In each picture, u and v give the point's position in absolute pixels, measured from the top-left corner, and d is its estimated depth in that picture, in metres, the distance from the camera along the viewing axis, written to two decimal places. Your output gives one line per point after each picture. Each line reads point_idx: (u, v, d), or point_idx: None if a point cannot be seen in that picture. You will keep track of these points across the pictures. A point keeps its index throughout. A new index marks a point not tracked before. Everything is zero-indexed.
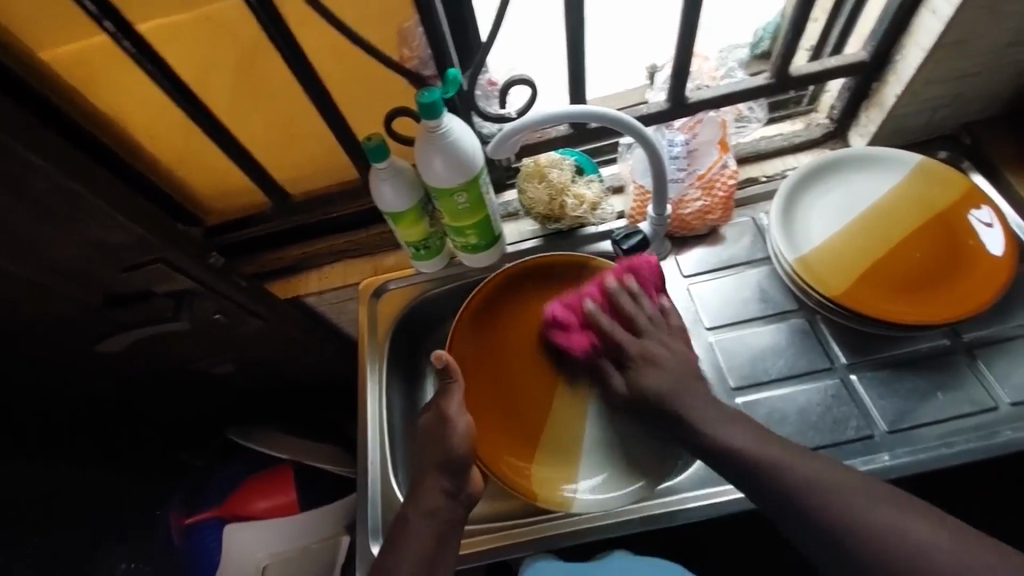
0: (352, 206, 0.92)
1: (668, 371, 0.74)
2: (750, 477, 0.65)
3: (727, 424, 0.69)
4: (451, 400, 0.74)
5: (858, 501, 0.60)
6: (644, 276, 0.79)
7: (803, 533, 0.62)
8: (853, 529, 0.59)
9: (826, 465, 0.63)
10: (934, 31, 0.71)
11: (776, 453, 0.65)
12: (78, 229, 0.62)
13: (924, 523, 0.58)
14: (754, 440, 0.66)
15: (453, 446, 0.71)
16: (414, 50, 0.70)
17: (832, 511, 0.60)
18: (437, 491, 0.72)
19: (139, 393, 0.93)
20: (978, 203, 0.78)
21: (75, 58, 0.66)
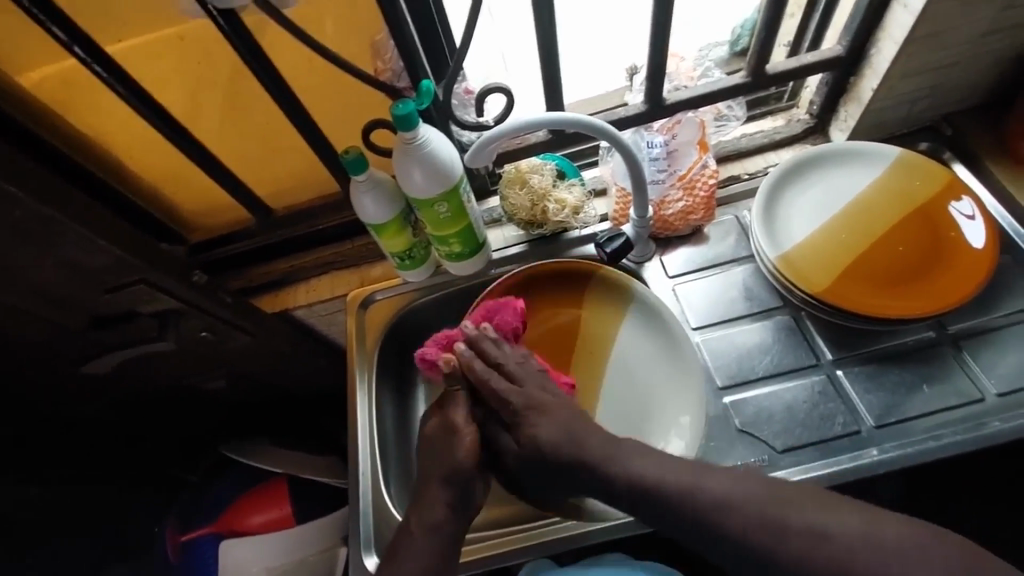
0: (336, 219, 0.91)
1: (559, 421, 0.68)
2: (664, 508, 0.62)
3: (629, 457, 0.65)
4: (460, 408, 0.71)
5: (777, 509, 0.59)
6: (507, 320, 0.75)
7: (731, 554, 0.60)
8: (777, 534, 0.57)
9: (741, 481, 0.61)
10: (906, 25, 0.71)
11: (685, 476, 0.62)
12: (58, 253, 0.63)
13: (848, 518, 0.57)
14: (664, 468, 0.63)
15: (459, 458, 0.68)
16: (387, 62, 0.70)
17: (754, 522, 0.58)
18: (441, 504, 0.68)
19: (130, 412, 0.93)
20: (959, 195, 0.78)
21: (55, 80, 0.71)
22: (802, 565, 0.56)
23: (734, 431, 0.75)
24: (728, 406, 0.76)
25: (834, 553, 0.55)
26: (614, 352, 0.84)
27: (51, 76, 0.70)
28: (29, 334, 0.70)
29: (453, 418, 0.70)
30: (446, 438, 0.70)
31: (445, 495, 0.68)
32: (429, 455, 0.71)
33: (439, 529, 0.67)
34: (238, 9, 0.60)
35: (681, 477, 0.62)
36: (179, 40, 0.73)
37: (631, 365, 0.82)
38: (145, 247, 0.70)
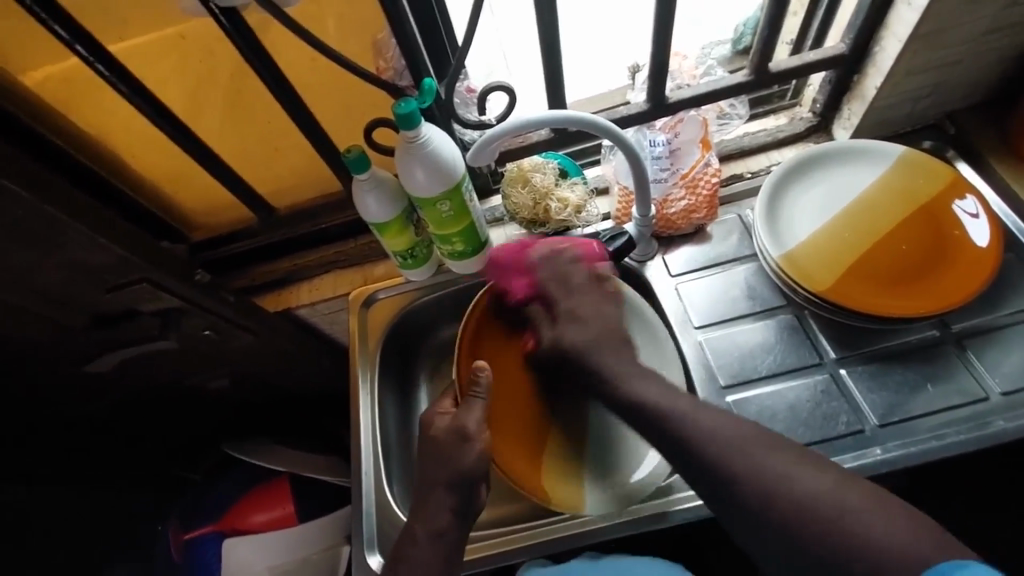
0: (339, 218, 0.92)
1: (590, 329, 0.72)
2: (652, 424, 0.63)
3: (637, 377, 0.67)
4: (471, 416, 0.72)
5: (756, 454, 0.58)
6: (588, 253, 0.77)
7: (702, 486, 0.60)
8: (746, 481, 0.57)
9: (728, 419, 0.61)
10: (909, 22, 0.71)
11: (676, 404, 0.63)
12: (60, 252, 0.63)
13: (821, 475, 0.55)
14: (663, 394, 0.65)
15: (466, 462, 0.70)
16: (389, 61, 0.71)
17: (728, 462, 0.58)
18: (444, 511, 0.70)
19: (133, 411, 0.94)
20: (963, 193, 0.78)
21: (57, 80, 0.69)
22: (765, 512, 0.55)
23: None
24: (731, 404, 0.76)
25: (797, 507, 0.54)
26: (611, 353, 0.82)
27: (54, 76, 0.68)
28: (32, 333, 0.70)
29: (465, 422, 0.72)
30: (455, 445, 0.71)
31: (445, 499, 0.70)
32: (429, 463, 0.72)
33: (439, 535, 0.69)
34: (240, 7, 0.61)
35: (674, 404, 0.63)
36: (181, 40, 0.70)
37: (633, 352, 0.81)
38: (146, 246, 0.70)
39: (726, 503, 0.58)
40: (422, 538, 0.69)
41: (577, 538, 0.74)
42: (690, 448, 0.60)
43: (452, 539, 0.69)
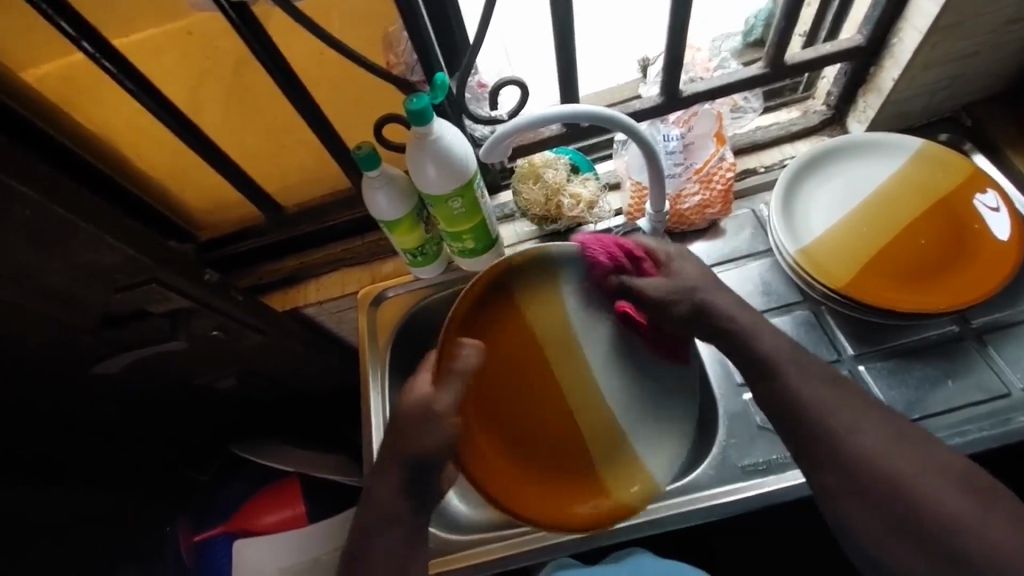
0: (346, 215, 0.91)
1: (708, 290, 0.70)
2: (764, 377, 0.64)
3: (765, 331, 0.67)
4: (443, 395, 0.69)
5: (863, 424, 0.60)
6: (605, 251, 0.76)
7: (797, 439, 0.62)
8: (841, 446, 0.59)
9: (870, 413, 0.61)
10: (930, 13, 0.69)
11: (784, 351, 0.65)
12: (70, 253, 0.62)
13: (918, 450, 0.58)
14: (782, 345, 0.66)
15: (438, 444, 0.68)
16: (400, 56, 0.70)
17: (830, 421, 0.60)
18: (401, 492, 0.68)
19: (140, 412, 0.93)
20: (983, 186, 0.77)
21: (57, 77, 0.67)
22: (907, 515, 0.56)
23: (754, 428, 0.75)
24: (749, 402, 0.76)
25: (890, 478, 0.57)
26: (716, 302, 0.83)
27: (55, 73, 0.66)
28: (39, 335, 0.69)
29: (436, 403, 0.68)
30: (422, 422, 0.68)
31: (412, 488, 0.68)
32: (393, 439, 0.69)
33: (397, 520, 0.67)
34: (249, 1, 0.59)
35: (792, 357, 0.65)
36: (187, 35, 0.68)
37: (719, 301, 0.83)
38: (154, 245, 0.69)
39: (812, 457, 0.61)
40: (381, 518, 0.67)
41: (553, 548, 0.73)
42: (794, 410, 0.62)
43: (408, 523, 0.68)
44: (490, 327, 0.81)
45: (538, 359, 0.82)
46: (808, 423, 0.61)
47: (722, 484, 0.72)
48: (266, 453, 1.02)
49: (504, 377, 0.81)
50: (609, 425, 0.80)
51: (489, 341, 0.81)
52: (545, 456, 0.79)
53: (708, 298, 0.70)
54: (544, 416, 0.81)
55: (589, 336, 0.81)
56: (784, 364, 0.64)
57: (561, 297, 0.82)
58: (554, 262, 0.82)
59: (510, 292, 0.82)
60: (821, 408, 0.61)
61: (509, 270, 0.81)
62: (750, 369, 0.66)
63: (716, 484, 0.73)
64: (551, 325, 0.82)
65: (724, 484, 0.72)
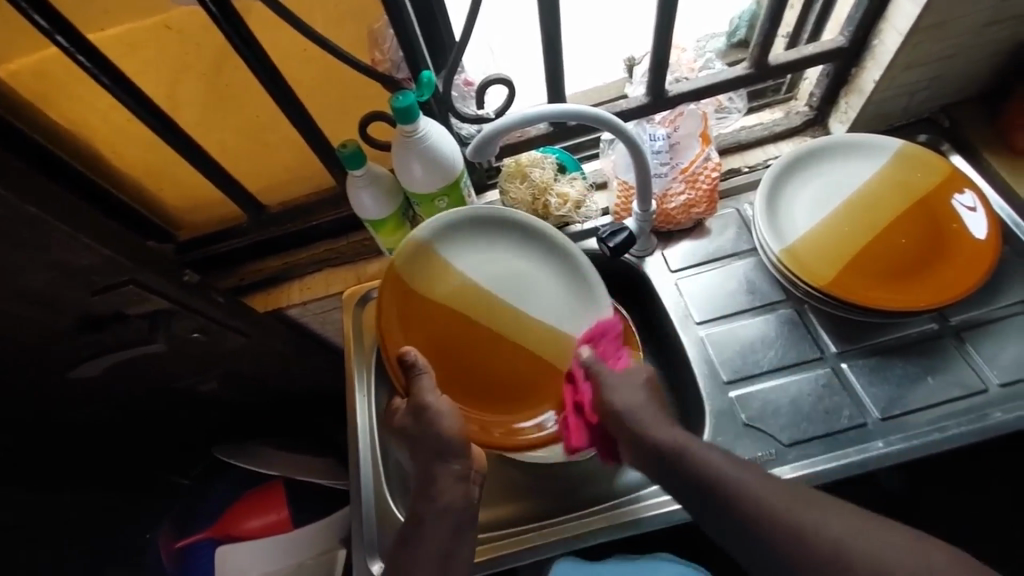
0: (330, 214, 0.90)
1: (643, 398, 0.72)
2: (714, 502, 0.63)
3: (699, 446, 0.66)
4: (427, 388, 0.71)
5: (829, 524, 0.58)
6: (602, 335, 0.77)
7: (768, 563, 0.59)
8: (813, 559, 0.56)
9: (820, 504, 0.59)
10: (910, 15, 0.71)
11: (726, 467, 0.64)
12: (46, 254, 0.60)
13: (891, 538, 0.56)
14: (725, 461, 0.64)
15: (447, 430, 0.70)
16: (386, 53, 0.68)
17: (794, 529, 0.58)
18: (450, 480, 0.70)
19: (119, 416, 0.90)
20: (961, 187, 0.78)
21: (31, 72, 0.65)
22: None
23: (740, 426, 0.74)
24: (735, 399, 0.76)
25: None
26: (704, 299, 0.83)
27: (29, 68, 0.64)
28: (12, 337, 0.67)
29: (424, 396, 0.70)
30: (420, 419, 0.70)
31: (449, 472, 0.70)
32: (415, 445, 0.72)
33: (449, 508, 0.69)
34: None
35: (734, 473, 0.63)
36: (165, 30, 0.66)
37: (701, 298, 0.83)
38: (131, 244, 0.67)
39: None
40: (432, 513, 0.68)
41: (547, 548, 0.73)
42: (744, 513, 0.61)
43: (459, 509, 0.69)
44: (420, 308, 0.75)
45: (469, 322, 0.77)
46: (763, 537, 0.59)
47: None
48: (251, 456, 1.01)
49: (445, 351, 0.76)
50: (558, 344, 0.79)
51: (421, 323, 0.75)
52: (510, 395, 0.78)
53: (640, 404, 0.72)
54: (496, 363, 0.77)
55: (504, 282, 0.78)
56: (722, 476, 0.63)
57: (469, 256, 0.78)
58: (453, 229, 0.77)
59: (419, 276, 0.76)
60: (766, 507, 0.60)
61: (423, 246, 0.75)
62: (692, 489, 0.64)
63: None
64: (466, 288, 0.77)
65: None
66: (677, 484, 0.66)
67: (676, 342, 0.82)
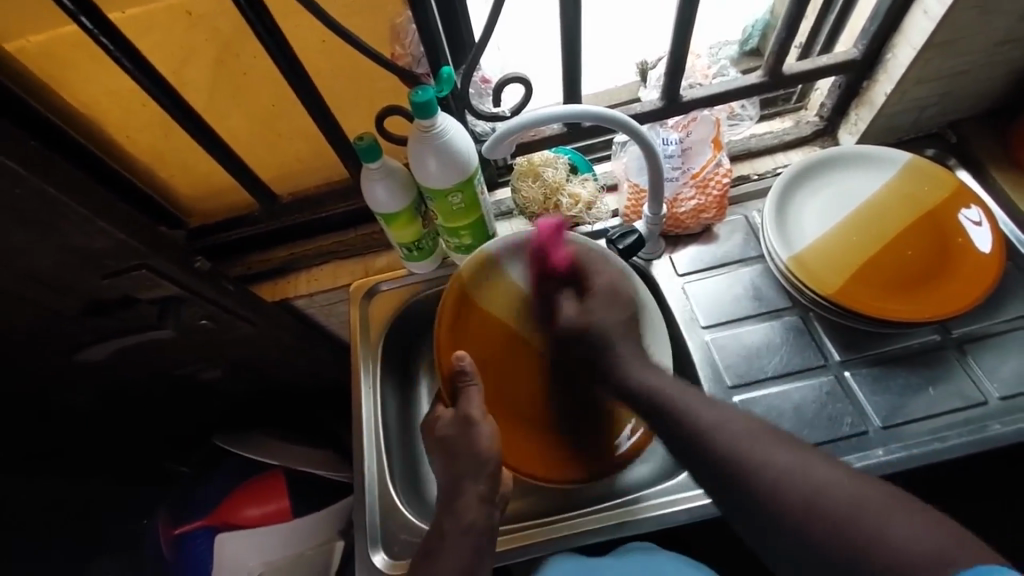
0: (341, 206, 0.91)
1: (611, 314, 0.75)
2: (680, 439, 0.63)
3: (670, 390, 0.66)
4: (473, 402, 0.74)
5: (802, 469, 0.55)
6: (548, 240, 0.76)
7: (749, 520, 0.57)
8: (781, 497, 0.55)
9: (779, 440, 0.59)
10: (925, 30, 0.72)
11: (709, 416, 0.62)
12: (60, 235, 0.60)
13: (857, 484, 0.53)
14: (696, 400, 0.65)
15: (482, 447, 0.71)
16: (406, 48, 0.69)
17: (740, 467, 0.58)
18: (475, 498, 0.69)
19: (122, 401, 0.91)
20: (968, 202, 0.79)
21: (42, 50, 0.62)
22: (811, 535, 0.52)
23: None
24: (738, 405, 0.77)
25: (841, 514, 0.51)
26: (709, 304, 0.83)
27: (44, 45, 0.61)
28: (23, 318, 0.67)
29: (471, 410, 0.72)
30: (465, 433, 0.72)
31: (479, 490, 0.70)
32: (449, 458, 0.72)
33: (472, 526, 0.68)
34: None
35: (711, 420, 0.62)
36: (186, 15, 0.63)
37: (705, 301, 0.84)
38: (145, 229, 0.67)
39: (763, 528, 0.56)
40: (454, 529, 0.67)
41: (541, 548, 0.74)
42: (709, 459, 0.60)
43: (480, 529, 0.68)
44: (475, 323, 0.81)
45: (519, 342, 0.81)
46: (725, 474, 0.59)
47: None
48: (252, 445, 1.01)
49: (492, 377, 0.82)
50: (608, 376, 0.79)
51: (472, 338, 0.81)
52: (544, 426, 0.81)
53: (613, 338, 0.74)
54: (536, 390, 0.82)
55: None
56: (693, 416, 0.63)
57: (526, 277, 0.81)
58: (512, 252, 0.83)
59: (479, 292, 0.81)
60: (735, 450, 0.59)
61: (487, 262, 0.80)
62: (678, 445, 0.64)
63: None
64: (517, 309, 0.82)
65: None
66: (660, 426, 0.66)
67: (680, 344, 0.83)
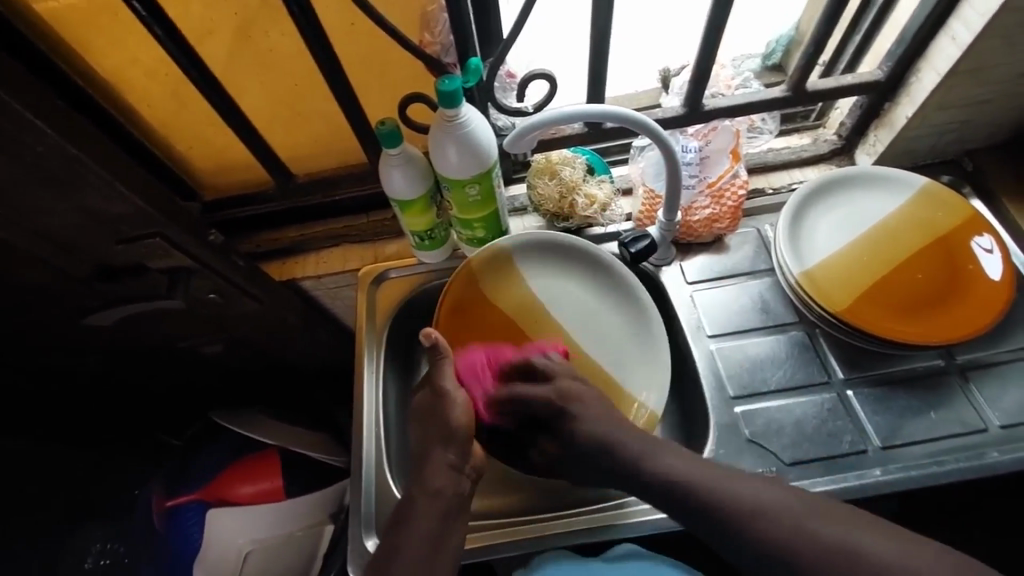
0: (355, 189, 0.91)
1: (591, 403, 0.72)
2: (691, 509, 0.64)
3: (664, 452, 0.68)
4: (446, 374, 0.72)
5: (775, 523, 0.61)
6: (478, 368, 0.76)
7: (722, 539, 0.63)
8: (816, 548, 0.59)
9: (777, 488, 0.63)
10: (951, 57, 0.72)
11: (718, 481, 0.64)
12: (78, 197, 0.60)
13: (827, 514, 0.61)
14: (688, 466, 0.66)
15: (453, 419, 0.70)
16: (436, 36, 0.69)
17: (762, 526, 0.61)
18: (443, 466, 0.70)
19: (121, 369, 0.90)
20: (980, 231, 0.80)
21: (69, 10, 0.61)
22: None
23: (743, 441, 0.75)
24: (738, 415, 0.77)
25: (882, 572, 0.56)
26: (717, 313, 0.84)
27: (75, 5, 0.61)
28: (31, 276, 0.67)
29: (442, 381, 0.71)
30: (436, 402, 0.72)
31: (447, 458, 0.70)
32: (426, 426, 0.73)
33: (439, 494, 0.69)
34: None
35: (705, 479, 0.64)
36: None
37: (712, 311, 0.84)
38: (162, 197, 0.67)
39: None
40: (423, 495, 0.69)
41: (522, 545, 0.74)
42: (710, 513, 0.63)
43: (447, 496, 0.69)
44: (476, 308, 0.83)
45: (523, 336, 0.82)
46: (743, 532, 0.61)
47: None
48: (246, 423, 1.01)
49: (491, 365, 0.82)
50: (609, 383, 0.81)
51: (466, 321, 0.82)
52: None
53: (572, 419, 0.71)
54: None
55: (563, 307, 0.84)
56: (694, 482, 0.64)
57: (537, 275, 0.85)
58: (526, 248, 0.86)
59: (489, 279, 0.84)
60: (743, 510, 0.62)
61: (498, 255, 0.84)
62: (687, 511, 0.64)
63: None
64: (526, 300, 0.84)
65: None
66: (648, 492, 0.67)
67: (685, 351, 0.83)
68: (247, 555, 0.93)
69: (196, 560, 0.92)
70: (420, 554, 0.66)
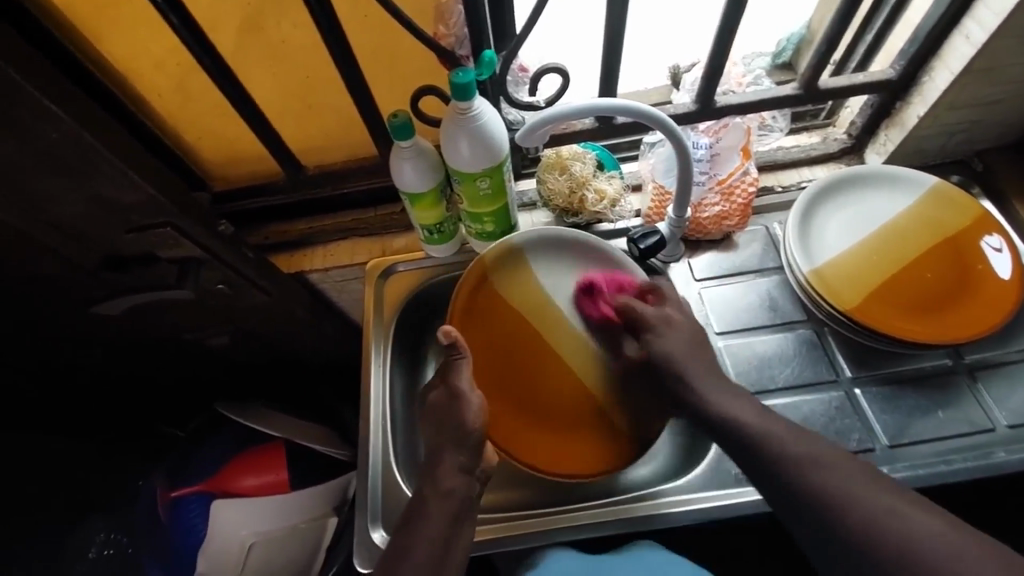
0: (364, 182, 0.91)
1: (678, 336, 0.75)
2: (762, 464, 0.64)
3: (743, 410, 0.68)
4: (462, 374, 0.74)
5: (825, 472, 0.61)
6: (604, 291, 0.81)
7: (783, 502, 0.62)
8: (867, 521, 0.57)
9: (849, 469, 0.61)
10: (964, 56, 0.72)
11: (790, 441, 0.64)
12: (90, 184, 0.60)
13: (875, 485, 0.59)
14: (766, 421, 0.67)
15: (468, 420, 0.72)
16: (451, 28, 0.69)
17: (826, 493, 0.59)
18: (455, 468, 0.71)
19: (128, 359, 0.90)
20: (990, 230, 0.80)
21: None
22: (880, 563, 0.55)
23: None
24: None
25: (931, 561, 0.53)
26: (724, 310, 0.84)
27: None
28: (41, 263, 0.67)
29: (458, 383, 0.73)
30: (451, 405, 0.73)
31: (460, 460, 0.72)
32: (437, 427, 0.73)
33: (450, 493, 0.70)
34: None
35: (779, 435, 0.65)
36: None
37: (720, 309, 0.84)
38: (173, 186, 0.67)
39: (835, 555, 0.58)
40: (436, 495, 0.69)
41: (528, 539, 0.74)
42: (774, 466, 0.63)
43: (459, 495, 0.70)
44: (487, 306, 0.82)
45: (535, 336, 0.82)
46: (813, 504, 0.60)
47: (718, 486, 0.75)
48: (252, 415, 1.01)
49: (501, 363, 0.81)
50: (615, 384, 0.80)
51: (478, 322, 0.82)
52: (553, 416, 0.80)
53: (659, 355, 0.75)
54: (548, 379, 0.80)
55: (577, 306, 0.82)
56: (767, 435, 0.65)
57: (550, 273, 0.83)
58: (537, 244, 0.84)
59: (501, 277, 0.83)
60: (805, 466, 0.62)
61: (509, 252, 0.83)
62: (754, 462, 0.65)
63: (708, 486, 0.75)
64: (536, 296, 0.83)
65: (721, 486, 0.75)
66: (726, 440, 0.68)
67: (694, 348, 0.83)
68: (249, 548, 0.93)
69: (199, 552, 0.92)
70: (432, 556, 0.66)
